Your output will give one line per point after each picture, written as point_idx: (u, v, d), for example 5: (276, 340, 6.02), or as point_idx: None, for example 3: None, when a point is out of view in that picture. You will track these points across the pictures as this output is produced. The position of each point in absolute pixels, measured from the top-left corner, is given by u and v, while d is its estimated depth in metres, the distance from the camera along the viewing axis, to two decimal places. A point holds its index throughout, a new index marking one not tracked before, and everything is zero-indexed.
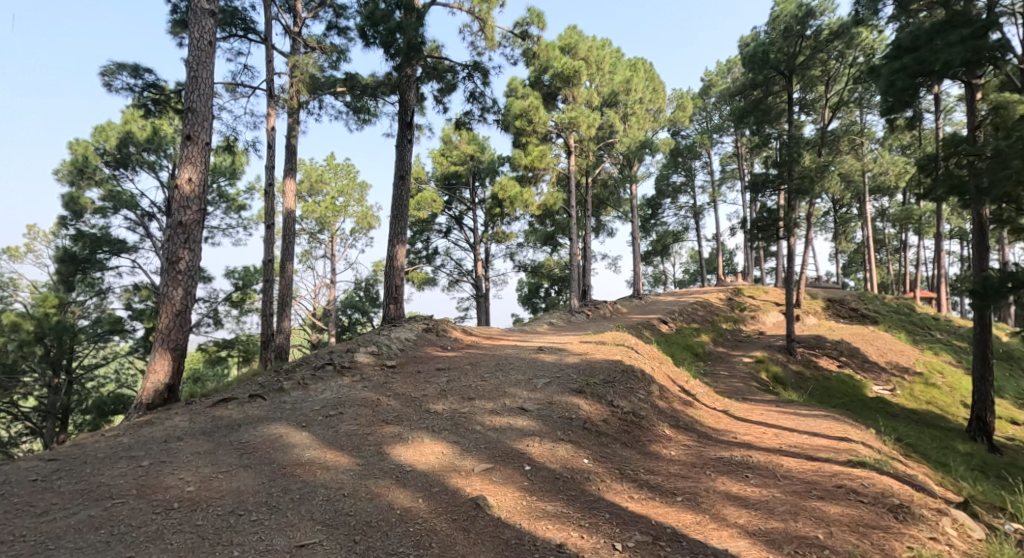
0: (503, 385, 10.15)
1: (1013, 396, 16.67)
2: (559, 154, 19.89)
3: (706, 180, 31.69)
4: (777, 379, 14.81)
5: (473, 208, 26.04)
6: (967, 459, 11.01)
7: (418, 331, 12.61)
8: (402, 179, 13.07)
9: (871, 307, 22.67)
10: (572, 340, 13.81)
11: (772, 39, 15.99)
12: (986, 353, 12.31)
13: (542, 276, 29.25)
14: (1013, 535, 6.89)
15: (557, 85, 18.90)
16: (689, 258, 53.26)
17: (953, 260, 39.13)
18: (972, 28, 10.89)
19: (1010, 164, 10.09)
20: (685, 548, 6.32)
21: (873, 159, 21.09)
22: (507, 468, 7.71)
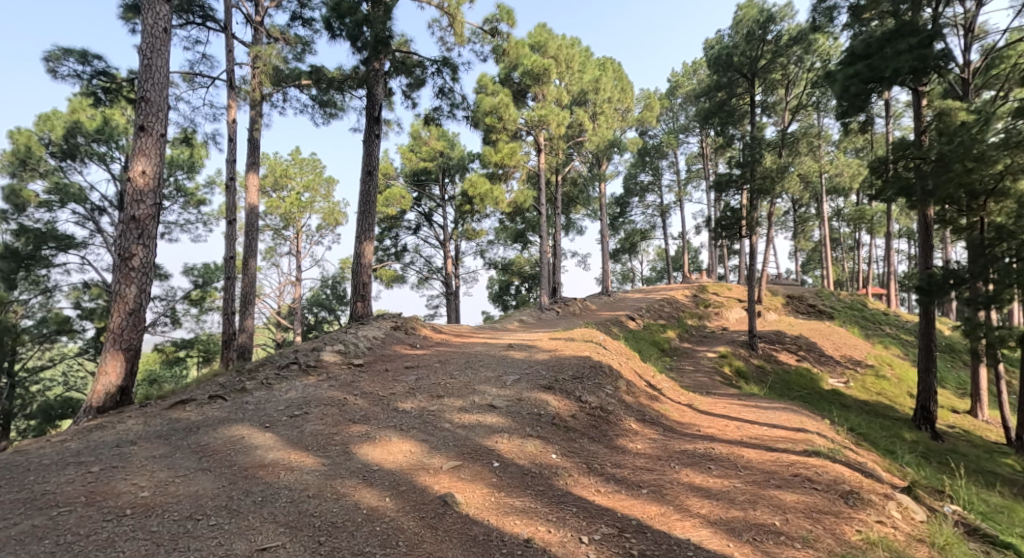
0: (472, 382, 10.20)
1: (956, 386, 17.46)
2: (528, 152, 20.03)
3: (673, 179, 32.17)
4: (739, 373, 15.16)
5: (442, 205, 25.99)
6: (913, 447, 11.49)
7: (387, 329, 12.57)
8: (370, 174, 13.00)
9: (828, 303, 23.43)
10: (542, 337, 13.93)
11: (735, 43, 16.33)
12: (931, 346, 12.81)
13: (512, 273, 29.38)
14: (953, 516, 7.22)
15: (527, 83, 18.98)
16: (656, 256, 54.04)
17: (902, 258, 40.80)
18: (919, 37, 11.36)
19: (953, 168, 10.61)
20: (649, 540, 6.47)
21: (830, 161, 21.80)
22: (475, 465, 7.77)
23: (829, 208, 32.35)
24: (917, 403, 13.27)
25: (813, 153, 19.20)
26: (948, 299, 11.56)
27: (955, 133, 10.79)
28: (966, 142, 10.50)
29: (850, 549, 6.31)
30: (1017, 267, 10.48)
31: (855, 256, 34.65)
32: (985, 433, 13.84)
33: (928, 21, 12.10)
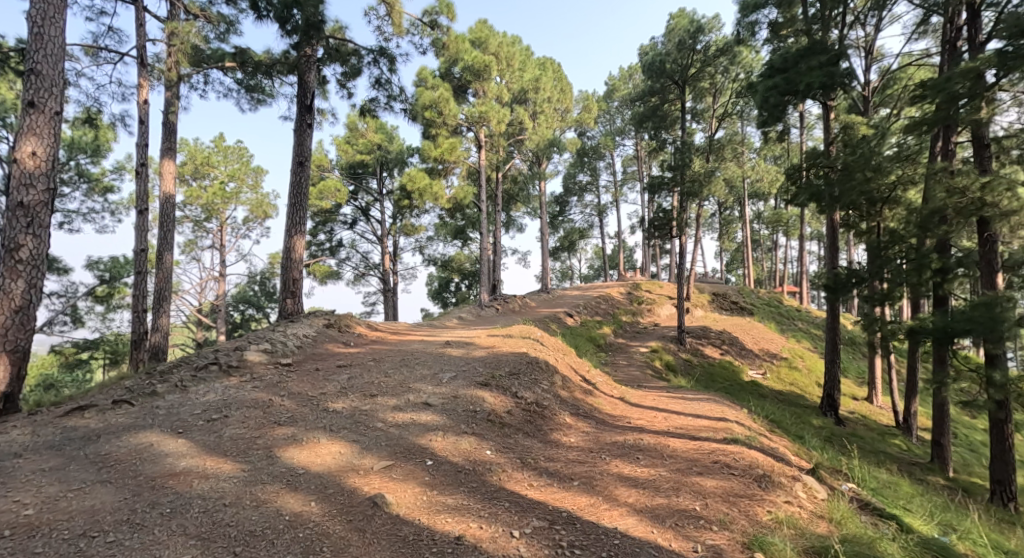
0: (407, 381, 10.20)
1: (858, 376, 18.83)
2: (468, 148, 20.08)
3: (610, 180, 32.90)
4: (669, 367, 15.74)
5: (380, 199, 25.69)
6: (819, 431, 12.29)
7: (318, 327, 12.38)
8: (301, 165, 12.73)
9: (748, 300, 24.64)
10: (480, 334, 14.06)
11: (667, 50, 16.86)
12: (837, 339, 13.65)
13: (452, 269, 29.40)
14: (850, 494, 7.85)
15: (467, 79, 18.98)
16: (593, 254, 55.23)
17: (813, 258, 43.55)
18: (829, 55, 12.13)
19: (855, 176, 11.31)
20: (578, 531, 6.68)
21: (751, 166, 22.96)
22: (408, 464, 7.80)
23: (751, 211, 34.06)
24: (823, 392, 14.16)
25: (738, 159, 20.11)
26: (851, 297, 12.28)
27: (857, 144, 11.57)
28: (865, 153, 11.24)
29: (761, 528, 6.69)
30: (906, 267, 11.33)
31: (774, 257, 36.49)
32: (883, 418, 15.01)
33: (836, 41, 13.03)
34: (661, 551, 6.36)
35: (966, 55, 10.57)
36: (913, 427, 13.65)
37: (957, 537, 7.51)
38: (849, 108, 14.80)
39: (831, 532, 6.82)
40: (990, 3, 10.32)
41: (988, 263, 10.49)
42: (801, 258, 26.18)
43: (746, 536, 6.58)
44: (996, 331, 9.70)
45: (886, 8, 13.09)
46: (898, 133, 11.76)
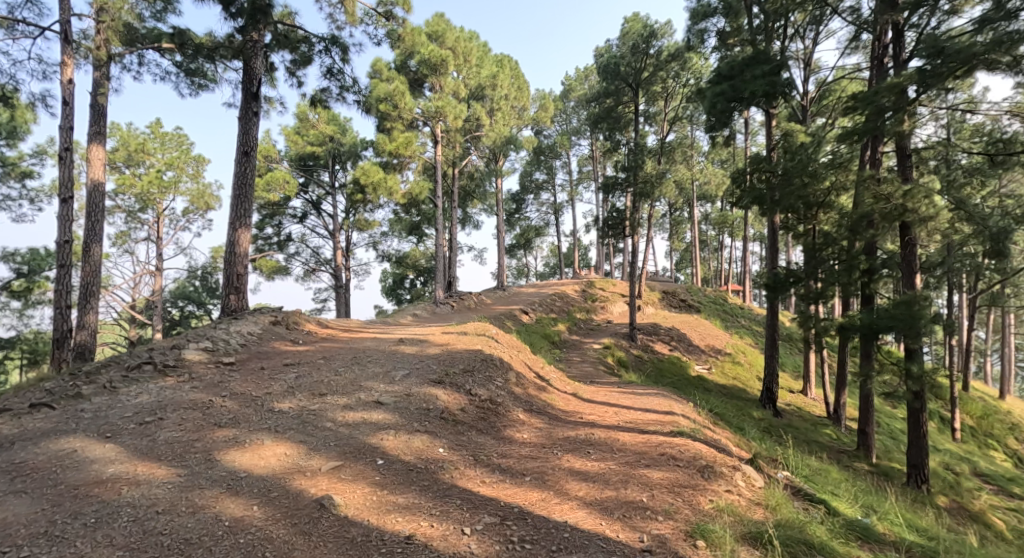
0: (359, 379, 10.13)
1: (795, 370, 19.70)
2: (424, 143, 19.96)
3: (566, 179, 33.26)
4: (620, 363, 16.07)
5: (332, 193, 25.28)
6: (759, 423, 12.78)
7: (264, 325, 12.13)
8: (246, 155, 12.41)
9: (696, 298, 25.32)
10: (434, 331, 14.05)
11: (622, 53, 17.17)
12: (776, 335, 14.17)
13: (406, 266, 29.23)
14: (785, 481, 8.25)
15: (424, 73, 18.83)
16: (549, 252, 55.69)
17: (756, 258, 45.15)
18: (772, 64, 12.59)
19: (794, 181, 11.77)
20: (529, 526, 6.79)
21: (700, 169, 23.60)
22: (358, 464, 7.77)
23: (699, 213, 35.06)
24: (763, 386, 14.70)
25: (689, 161, 20.64)
26: (789, 295, 12.77)
27: (795, 152, 12.08)
28: (804, 160, 11.74)
29: (704, 517, 6.93)
30: (838, 268, 11.91)
31: (721, 257, 37.65)
32: (819, 411, 15.71)
33: (777, 52, 13.57)
34: (609, 543, 6.52)
35: (891, 72, 11.15)
36: (841, 416, 14.38)
37: (878, 517, 7.97)
38: (789, 116, 15.39)
39: (767, 517, 7.13)
40: (913, 24, 10.92)
41: (909, 262, 11.06)
42: (745, 258, 27.05)
43: (689, 524, 6.80)
44: (914, 327, 10.34)
45: (823, 23, 13.67)
46: (832, 141, 12.34)
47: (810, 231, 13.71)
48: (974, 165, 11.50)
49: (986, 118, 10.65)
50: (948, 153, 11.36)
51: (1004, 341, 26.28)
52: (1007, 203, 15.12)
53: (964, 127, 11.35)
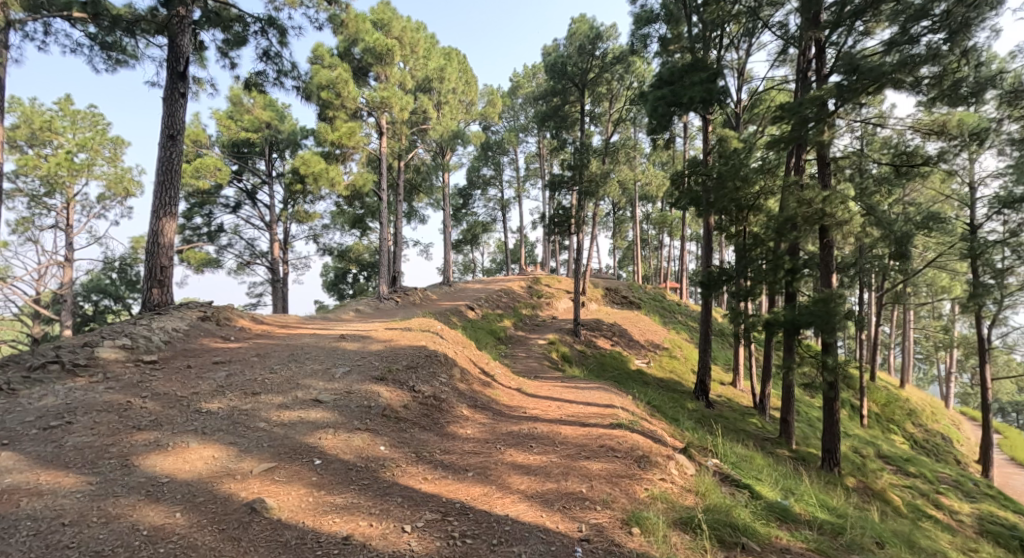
0: (296, 377, 9.94)
1: (727, 364, 20.54)
2: (369, 134, 19.67)
3: (513, 175, 33.43)
4: (565, 358, 16.33)
5: (268, 182, 24.60)
6: (692, 414, 13.25)
7: (192, 320, 11.69)
8: (172, 138, 11.87)
9: (637, 294, 25.96)
10: (377, 327, 13.93)
11: (569, 53, 17.37)
12: (709, 329, 14.65)
13: (349, 260, 28.85)
14: (714, 468, 8.68)
15: (368, 62, 18.47)
16: (496, 248, 55.93)
17: (694, 257, 46.69)
18: (709, 72, 13.05)
19: (727, 185, 12.26)
20: (470, 520, 6.86)
21: (642, 171, 24.22)
22: (293, 465, 7.66)
23: (642, 213, 35.93)
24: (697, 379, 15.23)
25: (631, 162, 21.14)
26: (722, 292, 13.27)
27: (728, 157, 12.62)
28: (736, 164, 12.33)
29: (640, 505, 7.17)
30: (765, 267, 12.49)
31: (661, 255, 38.72)
32: (749, 402, 16.42)
33: (715, 61, 14.09)
34: (549, 534, 6.67)
35: (814, 86, 11.79)
36: (766, 406, 15.13)
37: (796, 499, 8.45)
38: (723, 123, 16.04)
39: (698, 502, 7.45)
40: (833, 42, 11.56)
41: (826, 263, 11.81)
42: (682, 257, 27.94)
43: (626, 512, 7.02)
44: (830, 322, 10.99)
45: (755, 35, 14.33)
46: (762, 147, 13.03)
47: (741, 231, 14.25)
48: (882, 174, 12.30)
49: (893, 131, 11.43)
50: (861, 163, 12.15)
51: (909, 338, 28.25)
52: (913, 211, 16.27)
53: (875, 139, 12.08)
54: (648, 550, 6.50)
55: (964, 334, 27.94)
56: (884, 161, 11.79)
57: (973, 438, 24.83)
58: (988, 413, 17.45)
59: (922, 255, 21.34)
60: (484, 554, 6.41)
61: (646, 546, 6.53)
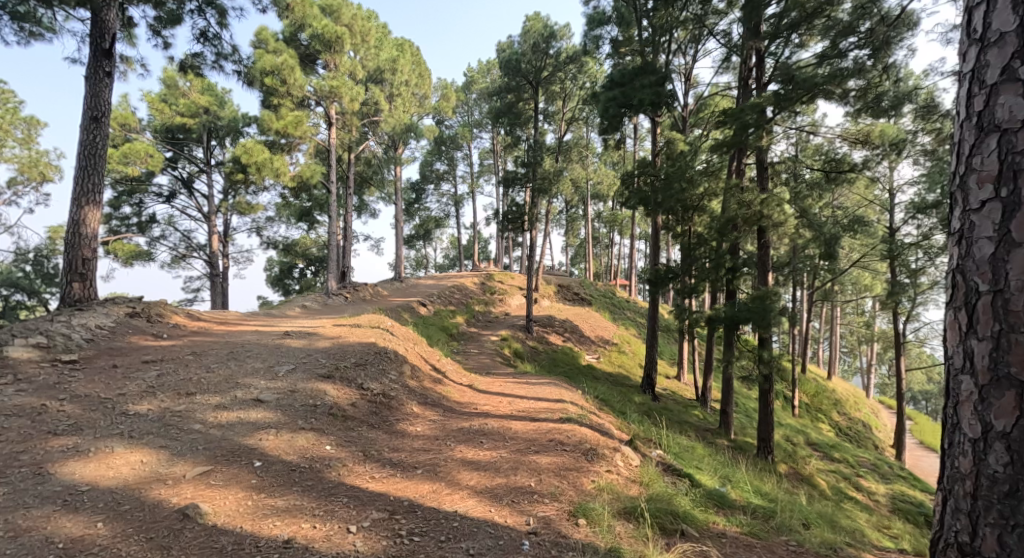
0: (235, 376, 9.71)
1: (672, 359, 21.12)
2: (317, 123, 19.30)
3: (466, 171, 33.37)
4: (517, 355, 16.44)
5: (206, 170, 23.84)
6: (639, 407, 13.54)
7: (118, 317, 11.30)
8: (95, 120, 11.29)
9: (587, 291, 26.34)
10: (325, 323, 13.70)
11: (523, 50, 17.42)
12: (655, 326, 15.01)
13: (296, 254, 28.38)
14: (658, 459, 8.99)
15: (316, 48, 18.06)
16: (449, 245, 55.82)
17: (643, 255, 47.72)
18: (657, 75, 13.35)
19: (673, 186, 12.54)
20: (418, 518, 6.63)
21: (594, 170, 24.63)
22: (232, 467, 7.27)
23: (594, 211, 36.47)
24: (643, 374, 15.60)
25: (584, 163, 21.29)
26: (668, 289, 13.62)
27: (676, 159, 12.97)
28: (683, 166, 12.70)
29: (586, 496, 7.24)
30: (708, 266, 12.87)
31: (612, 253, 39.40)
32: (692, 396, 16.92)
33: (664, 65, 14.46)
34: (496, 528, 6.49)
35: (754, 93, 12.22)
36: (708, 398, 15.67)
37: (733, 486, 8.79)
38: (671, 126, 16.46)
39: (641, 492, 7.65)
40: (772, 52, 12.02)
41: (763, 261, 12.22)
42: (631, 255, 28.54)
43: (572, 504, 7.05)
44: (766, 319, 11.41)
45: (701, 42, 14.73)
46: (707, 150, 13.45)
47: (686, 231, 14.67)
48: (814, 178, 12.78)
49: (824, 139, 11.95)
50: (795, 168, 12.72)
51: (834, 333, 29.78)
52: (843, 214, 17.15)
53: (808, 146, 12.64)
54: (593, 540, 6.38)
55: (886, 329, 29.62)
56: (816, 167, 12.35)
57: (891, 425, 26.45)
58: (904, 401, 18.59)
59: (847, 254, 22.58)
60: (432, 551, 6.11)
61: (592, 536, 6.42)
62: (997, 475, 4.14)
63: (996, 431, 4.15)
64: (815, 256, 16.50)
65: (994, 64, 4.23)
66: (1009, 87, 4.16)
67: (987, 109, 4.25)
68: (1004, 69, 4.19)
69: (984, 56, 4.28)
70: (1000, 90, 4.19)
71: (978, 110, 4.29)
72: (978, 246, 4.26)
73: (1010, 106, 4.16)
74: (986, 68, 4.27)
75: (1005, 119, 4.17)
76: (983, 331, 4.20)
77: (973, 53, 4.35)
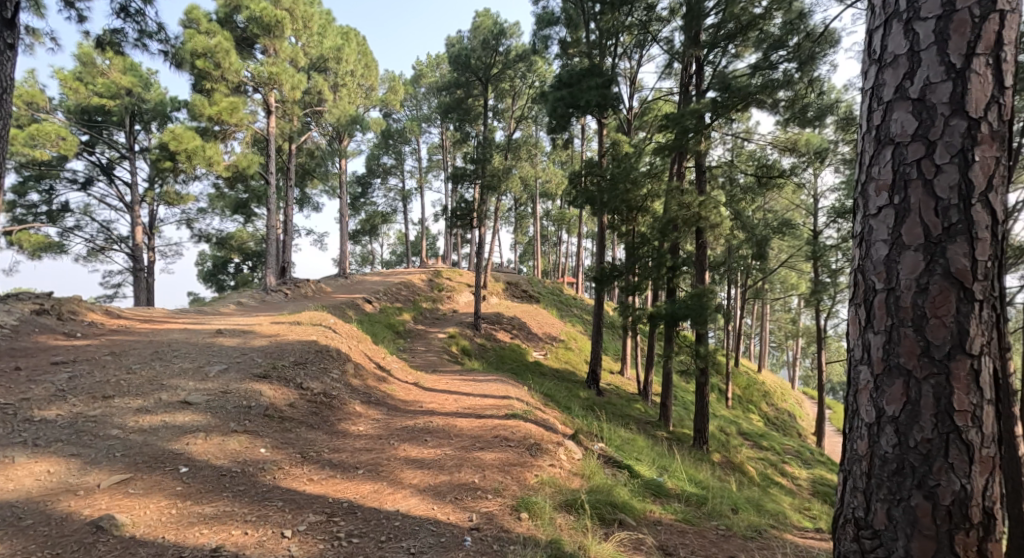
0: (160, 377, 9.37)
1: (617, 355, 21.60)
2: (254, 111, 18.76)
3: (415, 166, 33.14)
4: (464, 352, 16.47)
5: (128, 156, 22.83)
6: (583, 402, 13.77)
7: (23, 315, 10.73)
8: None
9: (535, 288, 26.60)
10: (262, 321, 13.38)
11: (473, 47, 17.40)
12: (600, 323, 15.28)
13: (230, 248, 27.56)
14: (599, 451, 9.23)
15: (254, 32, 17.40)
16: (396, 240, 55.34)
17: (590, 252, 48.58)
18: (604, 78, 13.60)
19: (619, 187, 12.83)
20: (357, 519, 6.50)
21: (542, 168, 24.90)
22: (154, 474, 6.91)
23: (542, 209, 36.89)
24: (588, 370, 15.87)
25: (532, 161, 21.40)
26: (614, 286, 13.90)
27: (621, 160, 13.23)
28: (627, 167, 13.00)
29: (529, 490, 7.34)
30: (651, 264, 13.26)
31: (559, 251, 39.91)
32: (634, 390, 17.36)
33: (610, 68, 14.76)
34: (438, 525, 6.45)
35: (693, 99, 12.63)
36: (649, 391, 16.09)
37: (670, 475, 9.10)
38: (616, 127, 16.80)
39: (583, 484, 7.83)
40: (710, 60, 12.43)
41: (702, 261, 12.69)
42: (578, 253, 28.97)
43: (515, 498, 7.12)
44: (702, 315, 11.85)
45: (645, 48, 15.08)
46: (650, 153, 13.77)
47: (631, 230, 15.01)
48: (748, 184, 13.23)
49: (757, 146, 12.48)
50: (730, 172, 13.07)
51: (764, 328, 31.00)
52: (773, 217, 17.96)
53: (743, 152, 13.06)
54: (535, 533, 6.44)
55: (811, 324, 31.25)
56: (749, 172, 12.72)
57: (813, 414, 27.88)
58: (826, 392, 19.63)
59: (776, 255, 23.68)
60: (371, 551, 5.97)
61: (533, 529, 6.48)
62: (887, 455, 3.72)
63: (886, 416, 3.74)
64: (748, 256, 17.19)
65: (890, 83, 3.81)
66: (903, 105, 3.73)
67: (883, 124, 3.83)
68: (898, 87, 3.77)
69: (881, 75, 3.87)
70: (894, 107, 3.77)
71: (876, 124, 3.87)
72: (874, 248, 3.83)
73: (903, 121, 3.73)
74: (883, 86, 3.85)
75: (898, 134, 3.74)
76: (878, 324, 3.78)
77: (872, 74, 3.95)
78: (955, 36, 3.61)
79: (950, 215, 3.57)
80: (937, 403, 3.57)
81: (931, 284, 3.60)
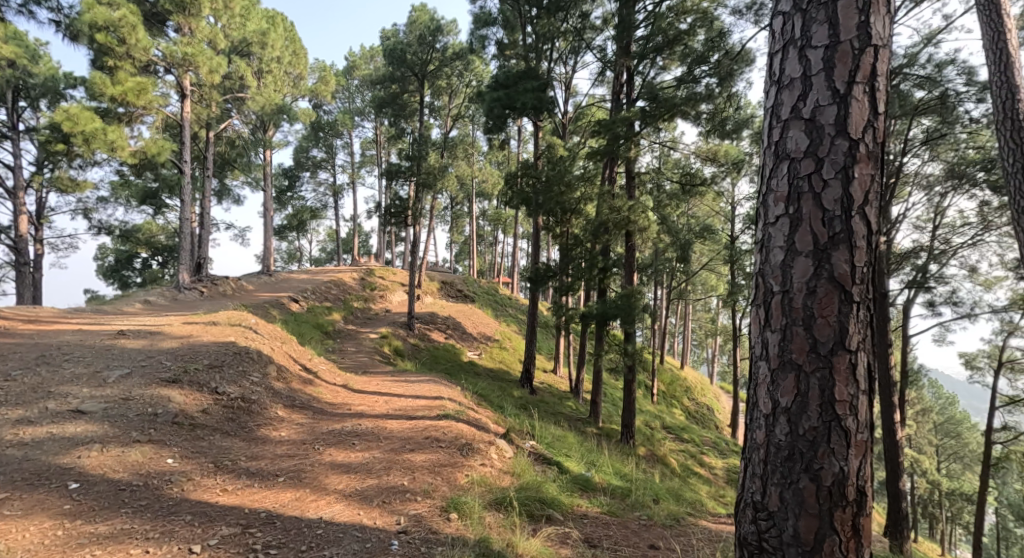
0: (47, 384, 8.81)
1: (549, 354, 21.89)
2: (166, 93, 17.83)
3: (347, 160, 32.44)
4: (396, 353, 16.32)
5: (13, 137, 21.24)
6: (516, 401, 13.91)
7: None
8: None
9: (470, 288, 26.59)
10: (175, 321, 12.78)
11: (409, 41, 17.16)
12: (535, 323, 15.43)
13: (137, 241, 26.04)
14: (530, 449, 9.36)
15: (167, 9, 16.55)
16: (327, 236, 54.00)
17: (525, 252, 49.07)
18: (540, 82, 13.79)
19: (554, 188, 13.03)
20: (276, 530, 6.35)
21: (479, 168, 24.95)
22: (37, 493, 6.52)
23: (478, 208, 36.93)
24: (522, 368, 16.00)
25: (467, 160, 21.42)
26: (549, 287, 14.10)
27: (555, 162, 13.49)
28: (561, 169, 13.25)
29: (459, 491, 7.37)
30: (583, 266, 13.57)
31: (494, 250, 40.04)
32: (566, 388, 17.67)
33: (546, 71, 14.93)
34: (364, 531, 6.38)
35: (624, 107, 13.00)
36: (579, 389, 16.42)
37: (599, 470, 9.35)
38: (551, 130, 17.04)
39: (513, 482, 7.94)
40: (640, 70, 12.81)
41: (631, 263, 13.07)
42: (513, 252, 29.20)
43: (445, 499, 7.14)
44: (631, 314, 12.22)
45: (580, 54, 15.42)
46: (583, 158, 14.08)
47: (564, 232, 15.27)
48: (673, 190, 13.75)
49: (681, 154, 12.98)
50: (657, 179, 13.50)
51: (687, 327, 32.22)
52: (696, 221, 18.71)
53: (669, 159, 13.63)
54: (463, 533, 6.48)
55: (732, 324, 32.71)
56: (674, 179, 13.19)
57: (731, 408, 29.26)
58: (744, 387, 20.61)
59: (698, 257, 24.68)
60: None
61: (462, 529, 6.52)
62: (780, 443, 3.97)
63: (780, 407, 3.98)
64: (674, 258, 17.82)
65: (786, 103, 4.06)
66: (797, 124, 4.00)
67: (780, 140, 4.07)
68: (793, 107, 4.03)
69: (779, 95, 4.11)
70: (790, 126, 4.02)
71: (774, 141, 4.10)
72: (771, 254, 4.07)
73: (797, 138, 3.99)
74: (780, 106, 4.09)
75: (793, 150, 4.00)
76: (774, 323, 4.02)
77: (771, 93, 4.18)
78: (839, 64, 3.92)
79: (834, 224, 3.87)
80: (823, 394, 3.87)
81: (818, 287, 3.90)
